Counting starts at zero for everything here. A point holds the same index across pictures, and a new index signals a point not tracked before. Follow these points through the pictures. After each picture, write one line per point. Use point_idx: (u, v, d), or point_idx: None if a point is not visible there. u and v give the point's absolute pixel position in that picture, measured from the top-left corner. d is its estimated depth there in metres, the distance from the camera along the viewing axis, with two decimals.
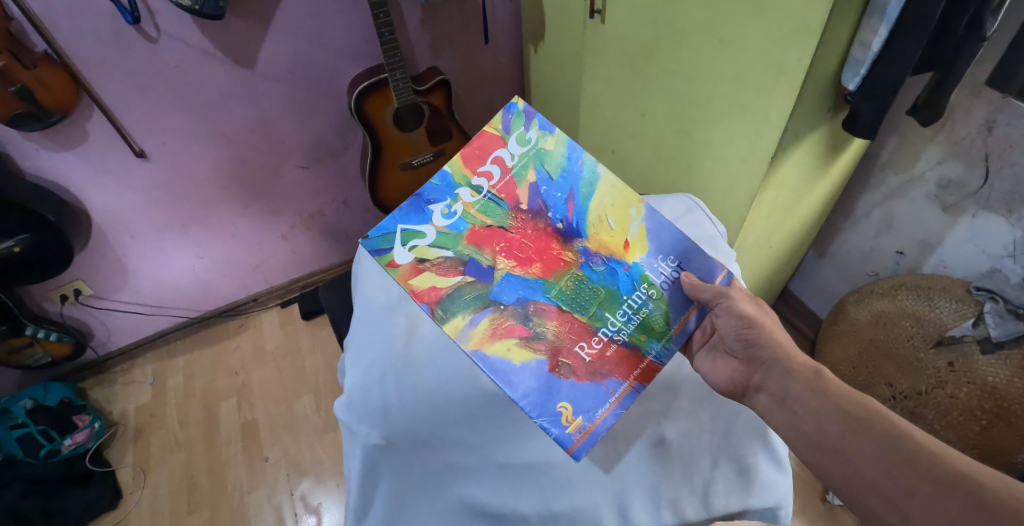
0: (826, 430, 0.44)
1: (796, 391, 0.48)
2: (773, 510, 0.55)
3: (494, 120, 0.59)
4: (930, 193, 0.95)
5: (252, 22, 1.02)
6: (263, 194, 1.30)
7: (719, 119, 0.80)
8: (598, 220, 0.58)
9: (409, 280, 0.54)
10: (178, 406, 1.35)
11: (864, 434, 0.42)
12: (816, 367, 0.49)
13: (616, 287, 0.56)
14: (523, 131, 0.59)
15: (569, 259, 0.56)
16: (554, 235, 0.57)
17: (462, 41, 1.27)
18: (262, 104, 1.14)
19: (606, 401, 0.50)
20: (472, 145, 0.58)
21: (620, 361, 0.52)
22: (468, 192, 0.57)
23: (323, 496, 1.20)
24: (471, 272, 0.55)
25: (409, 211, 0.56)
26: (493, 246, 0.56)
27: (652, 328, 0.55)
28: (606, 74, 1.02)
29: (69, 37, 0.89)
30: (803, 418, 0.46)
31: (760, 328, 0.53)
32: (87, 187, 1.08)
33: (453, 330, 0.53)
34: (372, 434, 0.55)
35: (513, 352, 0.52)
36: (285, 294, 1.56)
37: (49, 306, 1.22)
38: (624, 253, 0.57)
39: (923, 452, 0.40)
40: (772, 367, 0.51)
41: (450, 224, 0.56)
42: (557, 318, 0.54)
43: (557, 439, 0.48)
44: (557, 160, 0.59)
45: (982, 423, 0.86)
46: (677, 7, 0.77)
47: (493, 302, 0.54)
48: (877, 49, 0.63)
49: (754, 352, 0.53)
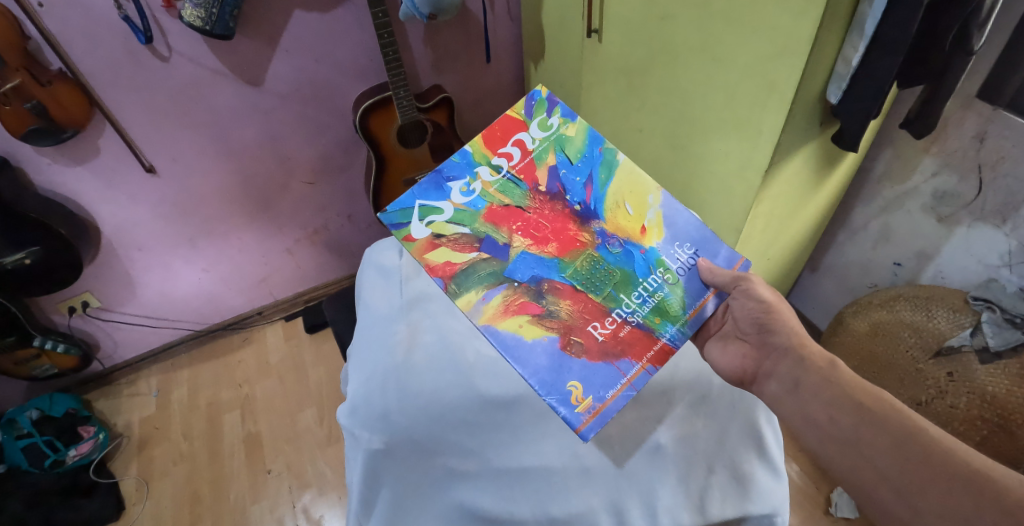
0: (838, 420, 0.46)
1: (808, 381, 0.49)
2: (770, 517, 0.54)
3: (517, 104, 0.59)
4: (925, 204, 0.96)
5: (260, 42, 1.05)
6: (269, 209, 1.33)
7: (713, 133, 0.82)
8: (616, 204, 0.57)
9: (426, 255, 0.54)
10: (182, 419, 1.36)
11: (876, 426, 0.44)
12: (830, 358, 0.50)
13: (631, 269, 0.55)
14: (545, 117, 0.59)
15: (585, 240, 0.56)
16: (571, 217, 0.56)
17: (464, 60, 1.30)
18: (270, 121, 1.18)
19: (616, 383, 0.49)
20: (495, 126, 0.58)
21: (634, 342, 0.52)
22: (488, 171, 0.57)
23: (325, 508, 1.19)
24: (486, 250, 0.55)
25: (428, 187, 0.56)
26: (510, 225, 0.56)
27: (667, 311, 0.54)
28: (603, 92, 1.04)
29: (85, 56, 0.93)
30: (814, 410, 0.48)
31: (777, 317, 0.55)
32: (98, 201, 1.11)
33: (465, 304, 0.53)
34: (373, 439, 0.56)
35: (525, 328, 0.51)
36: (290, 308, 1.57)
37: (57, 318, 1.24)
38: (640, 237, 0.56)
39: (936, 446, 0.40)
40: (785, 356, 0.52)
41: (468, 202, 0.56)
42: (570, 298, 0.53)
43: (567, 418, 0.47)
44: (577, 146, 0.59)
45: (983, 433, 0.86)
46: (670, 25, 0.80)
47: (507, 279, 0.54)
48: (857, 64, 0.65)
49: (767, 340, 0.54)
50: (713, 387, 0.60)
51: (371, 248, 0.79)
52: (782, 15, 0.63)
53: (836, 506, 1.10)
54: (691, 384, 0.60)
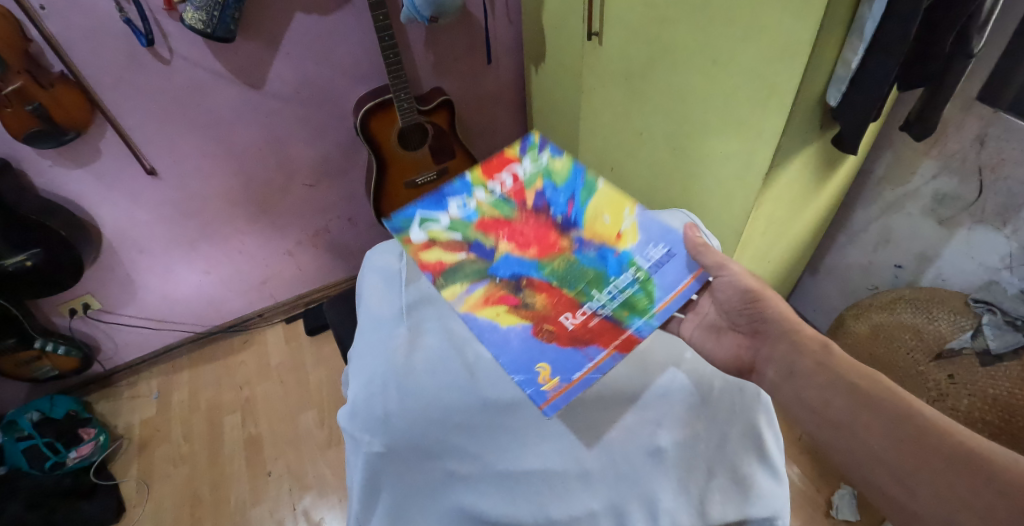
0: (833, 404, 0.47)
1: (805, 371, 0.51)
2: (770, 521, 0.54)
3: (513, 145, 0.68)
4: (926, 207, 0.96)
5: (262, 45, 1.06)
6: (270, 211, 1.33)
7: (713, 136, 0.82)
8: (594, 216, 0.61)
9: (420, 253, 0.58)
10: (183, 420, 1.36)
11: (872, 411, 0.44)
12: (825, 344, 0.52)
13: (604, 270, 0.56)
14: (536, 154, 0.67)
15: (564, 246, 0.59)
16: (553, 228, 0.60)
17: (465, 63, 1.31)
18: (271, 123, 1.18)
19: (582, 366, 0.48)
20: (491, 161, 0.67)
21: (602, 331, 0.51)
22: (483, 193, 0.64)
23: (325, 511, 1.19)
24: (474, 252, 0.58)
25: (428, 202, 0.63)
26: (497, 233, 0.60)
27: (636, 305, 0.53)
28: (604, 95, 1.04)
29: (87, 58, 0.93)
30: (813, 398, 0.49)
31: (765, 304, 0.58)
32: (99, 203, 1.11)
33: (450, 294, 0.55)
34: (373, 442, 0.55)
35: (501, 316, 0.53)
36: (291, 310, 1.57)
37: (58, 320, 1.24)
38: (615, 242, 0.58)
39: (931, 429, 0.41)
40: (781, 350, 0.55)
41: (463, 214, 0.62)
42: (545, 292, 0.55)
43: (531, 395, 0.46)
44: (563, 174, 0.65)
45: (984, 435, 0.85)
46: (670, 27, 0.80)
47: (490, 275, 0.56)
48: (856, 67, 0.65)
49: (759, 334, 0.58)
50: (714, 389, 0.59)
51: (372, 251, 0.78)
52: (782, 17, 0.63)
53: (837, 509, 1.09)
54: (692, 387, 0.59)
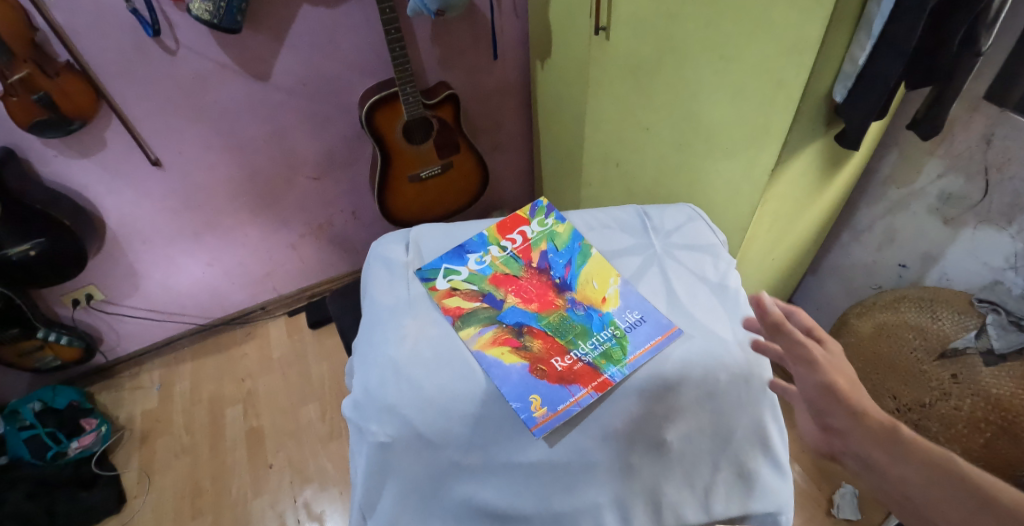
0: (912, 495, 0.37)
1: (875, 457, 0.40)
2: (773, 515, 0.55)
3: (524, 208, 0.81)
4: (931, 206, 0.96)
5: (268, 37, 1.05)
6: (275, 203, 1.33)
7: (721, 132, 0.82)
8: (585, 280, 0.70)
9: (442, 299, 0.67)
10: (184, 412, 1.36)
11: (952, 498, 0.35)
12: (893, 422, 0.41)
13: (589, 325, 0.65)
14: (543, 218, 0.79)
15: (559, 303, 0.67)
16: (552, 287, 0.69)
17: (472, 57, 1.30)
18: (276, 115, 1.18)
19: (565, 399, 0.56)
20: (506, 220, 0.78)
21: (584, 374, 0.59)
22: (497, 250, 0.74)
23: (326, 504, 1.19)
24: (487, 301, 0.67)
25: (452, 255, 0.74)
26: (507, 287, 0.69)
27: (612, 355, 0.61)
28: (610, 90, 1.04)
29: (92, 47, 0.93)
30: (889, 485, 0.39)
31: (829, 374, 0.46)
32: (103, 193, 1.11)
33: (465, 334, 0.63)
34: (380, 432, 0.54)
35: (506, 355, 0.61)
36: (293, 303, 1.58)
37: (61, 310, 1.24)
38: (600, 304, 0.67)
39: (1019, 516, 0.33)
40: (849, 432, 0.42)
41: (480, 268, 0.72)
42: (541, 338, 0.63)
43: (524, 420, 0.55)
44: (564, 239, 0.75)
45: (987, 435, 0.85)
46: (679, 22, 0.79)
47: (498, 320, 0.65)
48: (863, 63, 0.65)
49: (827, 421, 0.44)
50: (719, 383, 0.57)
51: (377, 244, 0.77)
52: (790, 13, 0.63)
53: (836, 508, 1.10)
54: (696, 381, 0.57)
